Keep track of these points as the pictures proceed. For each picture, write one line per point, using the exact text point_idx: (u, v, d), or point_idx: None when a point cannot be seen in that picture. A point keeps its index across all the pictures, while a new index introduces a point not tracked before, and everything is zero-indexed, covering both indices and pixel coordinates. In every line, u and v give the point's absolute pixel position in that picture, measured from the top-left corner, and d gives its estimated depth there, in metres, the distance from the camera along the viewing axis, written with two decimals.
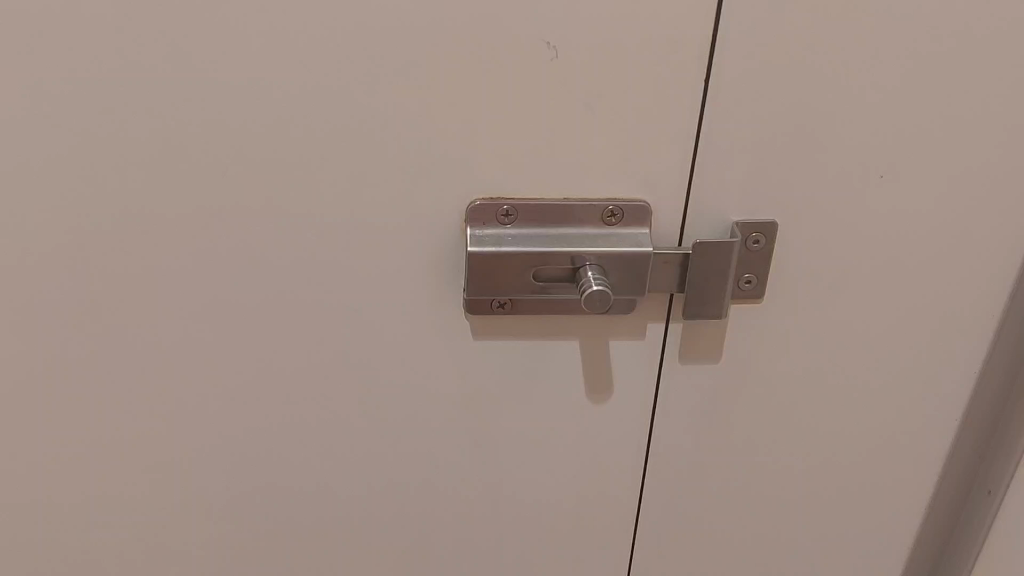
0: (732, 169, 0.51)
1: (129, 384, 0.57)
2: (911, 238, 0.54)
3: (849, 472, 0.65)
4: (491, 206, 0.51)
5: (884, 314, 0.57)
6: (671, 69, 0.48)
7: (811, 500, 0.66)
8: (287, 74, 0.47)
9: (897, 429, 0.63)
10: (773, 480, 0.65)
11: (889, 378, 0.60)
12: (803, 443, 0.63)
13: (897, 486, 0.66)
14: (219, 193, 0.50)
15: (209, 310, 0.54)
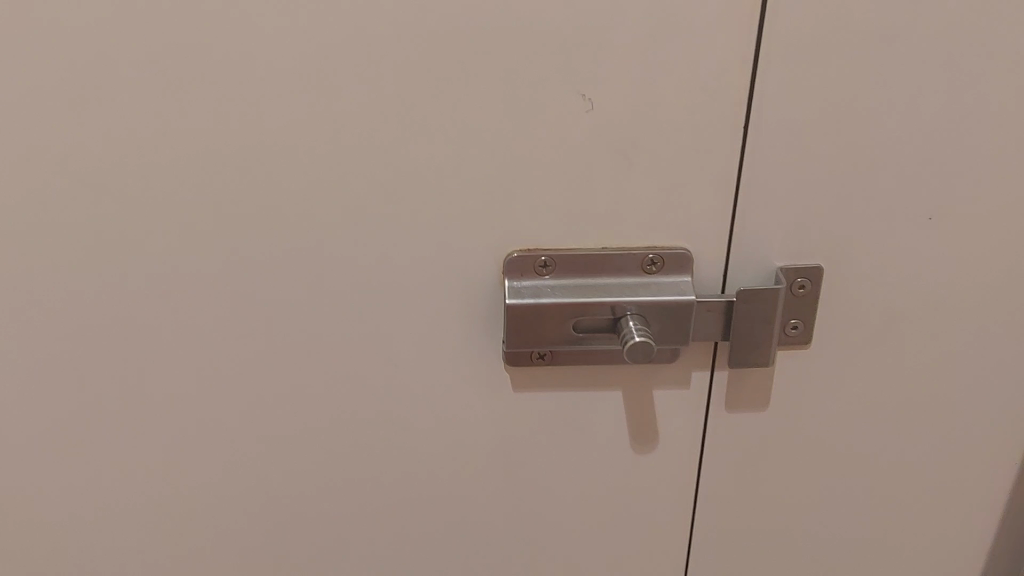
0: (773, 214, 0.51)
1: (173, 429, 0.58)
2: (961, 284, 0.53)
3: (904, 523, 0.63)
4: (529, 257, 0.51)
5: (937, 362, 0.56)
6: (708, 114, 0.47)
7: (866, 553, 0.64)
8: (326, 128, 0.47)
9: (952, 480, 0.61)
10: (825, 532, 0.63)
11: (944, 429, 0.58)
12: (855, 495, 0.61)
13: (953, 538, 0.64)
14: (260, 243, 0.51)
15: (251, 361, 0.55)
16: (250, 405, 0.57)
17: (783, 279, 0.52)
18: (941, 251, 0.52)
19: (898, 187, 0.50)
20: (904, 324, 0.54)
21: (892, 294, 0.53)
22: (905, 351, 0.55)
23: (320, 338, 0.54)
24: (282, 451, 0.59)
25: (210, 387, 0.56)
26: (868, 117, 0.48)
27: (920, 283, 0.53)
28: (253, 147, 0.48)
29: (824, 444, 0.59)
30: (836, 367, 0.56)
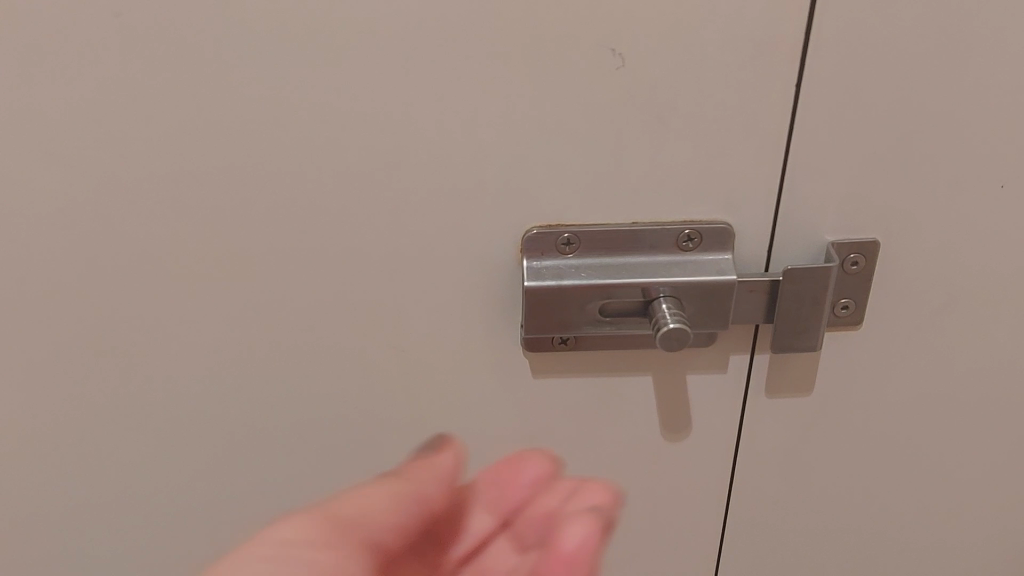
0: (825, 184, 0.45)
1: (161, 427, 0.52)
2: None
3: (958, 505, 0.58)
4: (551, 234, 0.46)
5: (996, 334, 0.51)
6: (757, 74, 0.42)
7: (913, 536, 0.60)
8: (321, 93, 0.42)
9: (1011, 460, 0.56)
10: (872, 517, 0.59)
11: (1002, 406, 0.54)
12: (906, 477, 0.57)
13: (1009, 521, 0.59)
14: (249, 223, 0.45)
15: (247, 353, 0.50)
16: (246, 400, 0.52)
17: (834, 255, 0.47)
18: (1012, 219, 0.47)
19: (969, 152, 0.44)
20: (966, 299, 0.50)
21: (955, 267, 0.48)
22: (965, 326, 0.51)
23: (325, 326, 0.49)
24: (286, 447, 0.54)
25: (202, 383, 0.51)
26: (939, 74, 0.42)
27: (987, 254, 0.48)
28: (243, 119, 0.42)
29: (872, 427, 0.54)
30: (889, 345, 0.51)
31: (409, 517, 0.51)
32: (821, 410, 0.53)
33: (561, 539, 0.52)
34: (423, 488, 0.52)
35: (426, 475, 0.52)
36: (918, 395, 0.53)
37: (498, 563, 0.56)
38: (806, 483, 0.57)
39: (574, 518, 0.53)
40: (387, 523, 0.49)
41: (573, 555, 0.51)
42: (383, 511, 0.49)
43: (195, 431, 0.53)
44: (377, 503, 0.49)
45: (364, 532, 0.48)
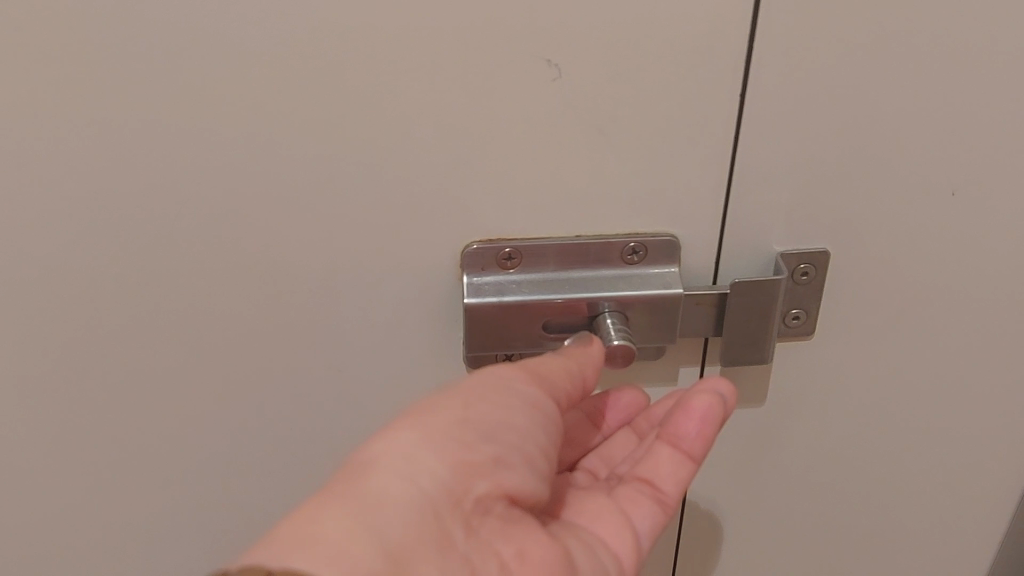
0: (772, 194, 0.44)
1: (90, 462, 0.50)
2: (981, 255, 0.47)
3: (914, 506, 0.58)
4: (491, 249, 0.44)
5: (949, 338, 0.50)
6: (698, 83, 0.41)
7: (873, 535, 0.60)
8: (243, 111, 0.40)
9: (967, 461, 0.56)
10: (830, 518, 0.58)
11: (957, 407, 0.54)
12: (862, 478, 0.56)
13: (969, 518, 0.59)
14: (176, 249, 0.43)
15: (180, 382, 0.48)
16: (182, 431, 0.49)
17: (783, 267, 0.46)
18: (966, 225, 0.46)
19: (920, 158, 0.44)
20: (917, 304, 0.49)
21: (908, 273, 0.48)
22: (921, 332, 0.50)
23: (262, 350, 0.47)
24: (227, 478, 0.52)
25: (132, 414, 0.48)
26: (884, 79, 0.41)
27: (942, 261, 0.47)
28: (166, 139, 0.40)
29: (827, 431, 0.54)
30: (842, 352, 0.51)
31: (579, 389, 0.44)
32: (774, 416, 0.53)
33: (680, 414, 0.46)
34: (586, 373, 0.44)
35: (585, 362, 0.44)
36: (872, 399, 0.53)
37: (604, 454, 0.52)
38: (761, 487, 0.56)
39: (695, 391, 0.46)
40: (568, 393, 0.44)
41: (702, 426, 0.45)
42: (564, 385, 0.44)
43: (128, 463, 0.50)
44: (560, 372, 0.43)
45: (551, 397, 0.43)
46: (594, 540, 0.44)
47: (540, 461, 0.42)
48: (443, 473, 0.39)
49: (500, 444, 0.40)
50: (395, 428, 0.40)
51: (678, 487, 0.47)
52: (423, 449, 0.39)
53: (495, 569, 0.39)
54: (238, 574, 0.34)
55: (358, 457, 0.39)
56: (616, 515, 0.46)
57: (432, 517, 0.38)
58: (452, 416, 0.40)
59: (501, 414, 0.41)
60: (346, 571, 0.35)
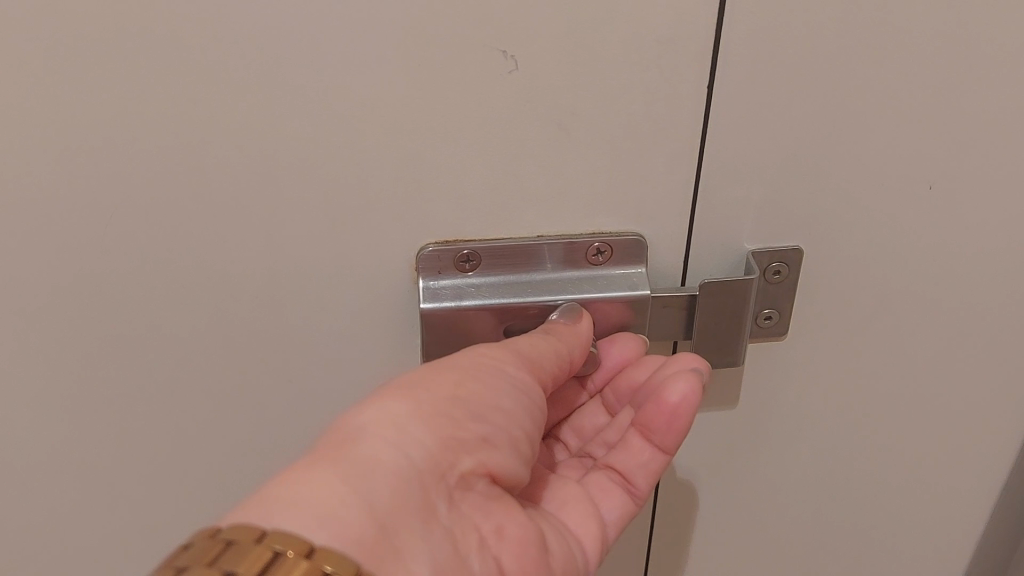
0: (742, 189, 0.42)
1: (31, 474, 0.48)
2: (953, 246, 0.46)
3: (887, 499, 0.57)
4: (448, 251, 0.42)
5: (922, 331, 0.49)
6: (663, 75, 0.38)
7: (846, 530, 0.59)
8: (176, 112, 0.37)
9: (938, 451, 0.55)
10: (803, 515, 0.57)
11: (928, 398, 0.52)
12: (835, 475, 0.55)
13: (940, 507, 0.58)
14: (110, 258, 0.40)
15: (121, 395, 0.45)
16: (126, 446, 0.47)
17: (754, 265, 0.44)
18: (941, 218, 0.45)
19: (894, 150, 0.42)
20: (890, 298, 0.47)
21: (881, 267, 0.46)
22: (894, 327, 0.49)
23: (207, 362, 0.44)
24: (176, 492, 0.49)
25: (71, 427, 0.46)
26: (856, 68, 0.39)
27: (916, 254, 0.46)
28: (94, 144, 0.37)
29: (800, 430, 0.53)
30: (815, 351, 0.49)
31: (562, 367, 0.43)
32: (746, 417, 0.52)
33: (656, 396, 0.44)
34: (572, 350, 0.43)
35: (571, 339, 0.43)
36: (845, 396, 0.51)
37: (581, 423, 0.51)
38: (732, 488, 0.55)
39: (671, 375, 0.43)
40: (555, 374, 0.43)
41: (678, 410, 0.43)
42: (548, 364, 0.42)
43: (70, 475, 0.48)
44: (546, 352, 0.42)
45: (536, 377, 0.42)
46: (564, 527, 0.44)
47: (523, 442, 0.41)
48: (431, 446, 0.37)
49: (486, 424, 0.39)
50: (385, 398, 0.38)
51: (651, 481, 0.46)
52: (412, 420, 0.37)
53: (475, 542, 0.37)
54: (228, 531, 0.32)
55: (346, 423, 0.37)
56: (585, 504, 0.45)
57: (421, 486, 0.36)
58: (441, 392, 0.39)
59: (490, 394, 0.40)
60: (335, 531, 0.32)
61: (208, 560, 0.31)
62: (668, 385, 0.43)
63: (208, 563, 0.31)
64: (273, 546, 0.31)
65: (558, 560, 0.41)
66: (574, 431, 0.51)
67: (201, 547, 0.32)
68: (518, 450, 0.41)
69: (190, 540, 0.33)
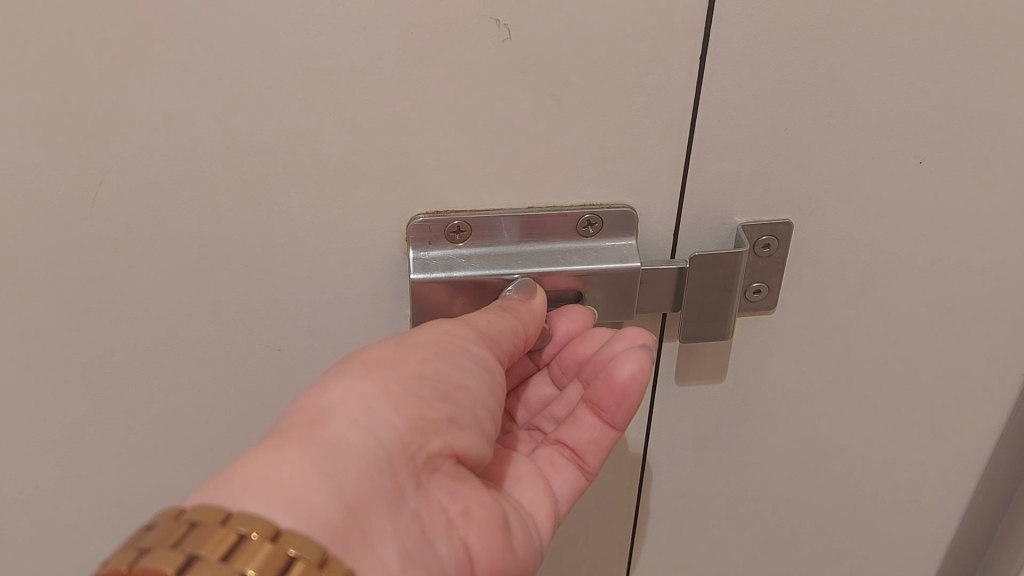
0: (733, 163, 0.42)
1: (19, 447, 0.48)
2: (943, 221, 0.46)
3: (874, 471, 0.58)
4: (439, 222, 0.42)
5: (910, 306, 0.49)
6: (656, 46, 0.38)
7: (834, 503, 0.59)
8: (166, 80, 0.37)
9: (925, 425, 0.56)
10: (790, 487, 0.58)
11: (915, 373, 0.53)
12: (823, 447, 0.56)
13: (927, 480, 0.59)
14: (101, 227, 0.40)
15: (110, 365, 0.45)
16: (117, 415, 0.47)
17: (745, 239, 0.44)
18: (932, 193, 0.45)
19: (887, 125, 0.42)
20: (879, 273, 0.48)
21: (871, 242, 0.46)
22: (883, 301, 0.49)
23: (197, 332, 0.44)
24: (167, 460, 0.49)
25: (60, 397, 0.46)
26: (849, 42, 0.39)
27: (907, 229, 0.46)
28: (82, 111, 0.37)
29: (787, 403, 0.53)
30: (804, 324, 0.49)
31: (518, 342, 0.43)
32: (734, 390, 0.52)
33: (605, 374, 0.44)
34: (528, 326, 0.43)
35: (528, 315, 0.43)
36: (832, 370, 0.52)
37: (532, 393, 0.51)
38: (720, 459, 0.55)
39: (620, 353, 0.44)
40: (511, 351, 0.43)
41: (628, 388, 0.44)
42: (505, 340, 0.42)
43: (59, 445, 0.48)
44: (503, 328, 0.42)
45: (494, 354, 0.42)
46: (520, 506, 0.44)
47: (486, 420, 0.41)
48: (400, 427, 0.36)
49: (452, 403, 0.39)
50: (353, 378, 0.37)
51: (601, 457, 0.47)
52: (380, 401, 0.37)
53: (443, 525, 0.37)
54: (193, 512, 0.31)
55: (314, 404, 0.36)
56: (539, 481, 0.46)
57: (390, 468, 0.35)
58: (407, 371, 0.38)
59: (455, 373, 0.40)
60: (307, 516, 0.32)
61: (171, 543, 0.30)
62: (619, 362, 0.43)
63: (171, 545, 0.30)
64: (238, 528, 0.30)
65: (519, 540, 0.42)
66: (525, 400, 0.51)
67: (164, 529, 0.30)
68: (482, 427, 0.41)
69: (153, 520, 0.31)
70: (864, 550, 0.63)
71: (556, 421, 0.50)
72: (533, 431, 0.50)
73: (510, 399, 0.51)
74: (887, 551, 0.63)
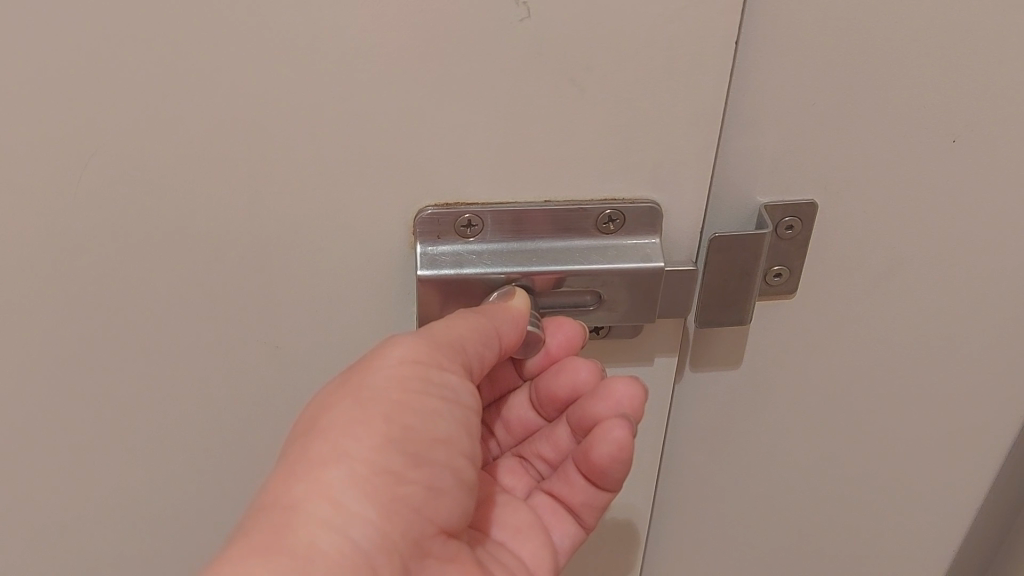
0: (757, 142, 0.40)
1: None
2: (973, 209, 0.44)
3: (892, 465, 0.55)
4: (449, 215, 0.39)
5: (936, 297, 0.47)
6: (688, 30, 0.35)
7: (850, 498, 0.57)
8: (152, 59, 0.33)
9: (946, 417, 0.53)
10: (807, 482, 0.55)
11: (937, 366, 0.51)
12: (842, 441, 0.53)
13: (945, 474, 0.57)
14: (82, 218, 0.37)
15: (95, 376, 0.42)
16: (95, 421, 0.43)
17: (767, 220, 0.42)
18: (975, 168, 0.42)
19: (922, 107, 0.40)
20: (905, 263, 0.45)
21: (900, 229, 0.44)
22: (911, 292, 0.47)
23: (184, 333, 0.41)
24: (150, 470, 0.46)
25: (34, 403, 0.42)
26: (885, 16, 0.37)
27: (939, 217, 0.44)
28: (63, 94, 0.34)
29: (806, 398, 0.51)
30: (827, 316, 0.47)
31: (491, 349, 0.39)
32: (753, 382, 0.49)
33: (592, 439, 0.42)
34: (502, 330, 0.39)
35: (499, 319, 0.39)
36: (855, 362, 0.49)
37: (514, 407, 0.47)
38: (735, 453, 0.53)
39: (610, 419, 0.42)
40: (481, 358, 0.39)
41: (619, 459, 0.42)
42: (474, 355, 0.39)
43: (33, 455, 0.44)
44: (468, 334, 0.38)
45: (459, 362, 0.38)
46: (522, 566, 0.44)
47: (467, 469, 0.39)
48: (373, 517, 0.36)
49: (429, 466, 0.37)
50: (317, 462, 0.36)
51: (599, 512, 0.46)
52: (349, 493, 0.35)
53: None
54: None
55: (283, 498, 0.35)
56: (537, 532, 0.45)
57: (370, 566, 0.35)
58: (372, 440, 0.36)
59: (427, 425, 0.37)
60: None
61: None
62: (608, 431, 0.42)
63: None
64: None
65: None
66: (505, 415, 0.48)
67: None
68: (464, 478, 0.39)
69: None
70: (880, 546, 0.61)
71: (543, 454, 0.48)
72: (521, 448, 0.49)
73: (490, 414, 0.48)
74: (914, 544, 0.61)
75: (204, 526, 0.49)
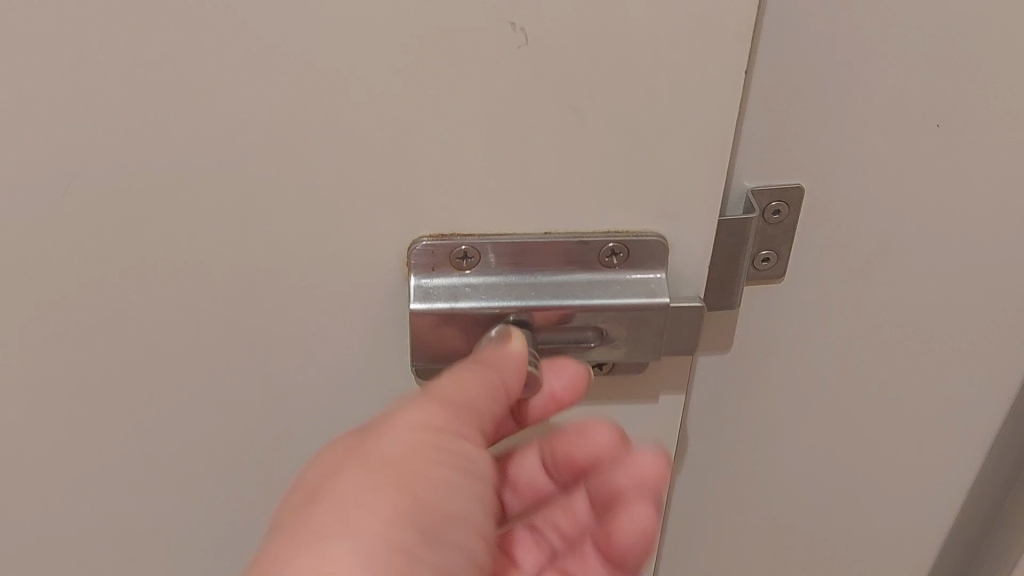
0: (754, 119, 0.41)
1: None
2: (947, 196, 0.45)
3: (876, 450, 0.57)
4: (444, 246, 0.37)
5: (919, 283, 0.49)
6: (697, 58, 0.33)
7: (836, 481, 0.59)
8: (134, 77, 0.32)
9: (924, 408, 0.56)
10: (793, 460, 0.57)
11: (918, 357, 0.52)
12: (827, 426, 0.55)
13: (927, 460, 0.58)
14: (58, 236, 0.35)
15: (75, 398, 0.40)
16: (76, 445, 0.42)
17: (755, 204, 0.43)
18: (950, 154, 0.44)
19: (904, 86, 0.41)
20: (886, 247, 0.47)
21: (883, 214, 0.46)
22: (890, 282, 0.48)
23: (166, 361, 0.39)
24: (131, 499, 0.44)
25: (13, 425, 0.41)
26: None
27: (917, 204, 0.45)
28: (39, 109, 0.32)
29: (793, 382, 0.53)
30: (813, 302, 0.49)
31: (499, 406, 0.38)
32: (743, 362, 0.51)
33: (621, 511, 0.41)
34: (509, 383, 0.38)
35: (508, 375, 0.38)
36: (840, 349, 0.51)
37: (522, 472, 0.45)
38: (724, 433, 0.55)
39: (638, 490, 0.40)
40: (490, 416, 0.38)
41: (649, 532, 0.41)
42: (485, 413, 0.37)
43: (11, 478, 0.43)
44: (479, 392, 0.37)
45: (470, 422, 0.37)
46: None
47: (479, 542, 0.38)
48: None
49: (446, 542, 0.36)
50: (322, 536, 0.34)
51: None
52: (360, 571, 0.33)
53: None
54: None
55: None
56: None
57: None
58: (384, 513, 0.34)
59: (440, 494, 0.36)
60: None
61: None
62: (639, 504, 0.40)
63: None
64: None
65: None
66: (512, 481, 0.45)
67: None
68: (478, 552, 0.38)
69: None
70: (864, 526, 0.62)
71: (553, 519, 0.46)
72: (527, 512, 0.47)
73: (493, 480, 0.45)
74: (924, 504, 0.61)
75: (183, 554, 0.47)
